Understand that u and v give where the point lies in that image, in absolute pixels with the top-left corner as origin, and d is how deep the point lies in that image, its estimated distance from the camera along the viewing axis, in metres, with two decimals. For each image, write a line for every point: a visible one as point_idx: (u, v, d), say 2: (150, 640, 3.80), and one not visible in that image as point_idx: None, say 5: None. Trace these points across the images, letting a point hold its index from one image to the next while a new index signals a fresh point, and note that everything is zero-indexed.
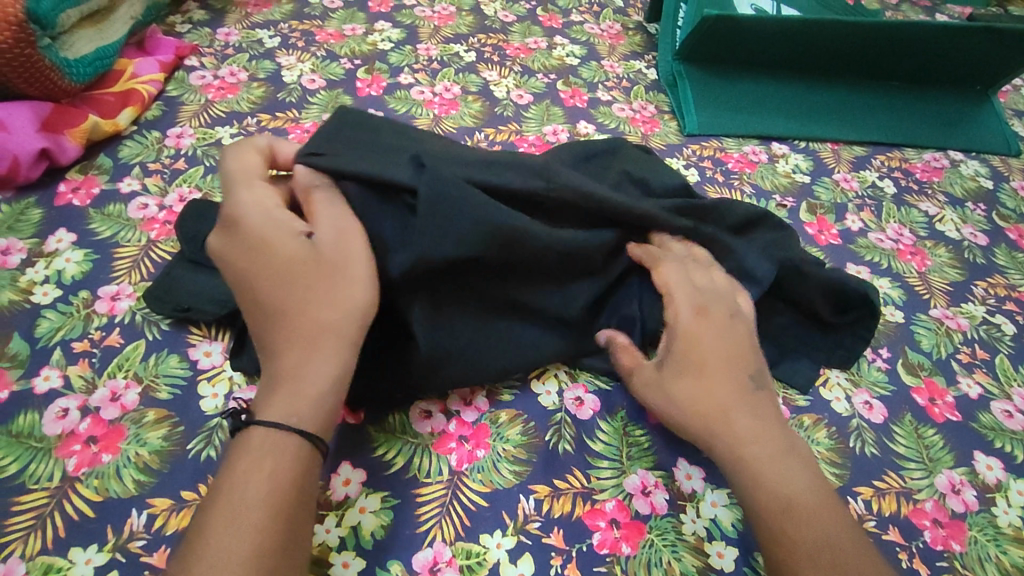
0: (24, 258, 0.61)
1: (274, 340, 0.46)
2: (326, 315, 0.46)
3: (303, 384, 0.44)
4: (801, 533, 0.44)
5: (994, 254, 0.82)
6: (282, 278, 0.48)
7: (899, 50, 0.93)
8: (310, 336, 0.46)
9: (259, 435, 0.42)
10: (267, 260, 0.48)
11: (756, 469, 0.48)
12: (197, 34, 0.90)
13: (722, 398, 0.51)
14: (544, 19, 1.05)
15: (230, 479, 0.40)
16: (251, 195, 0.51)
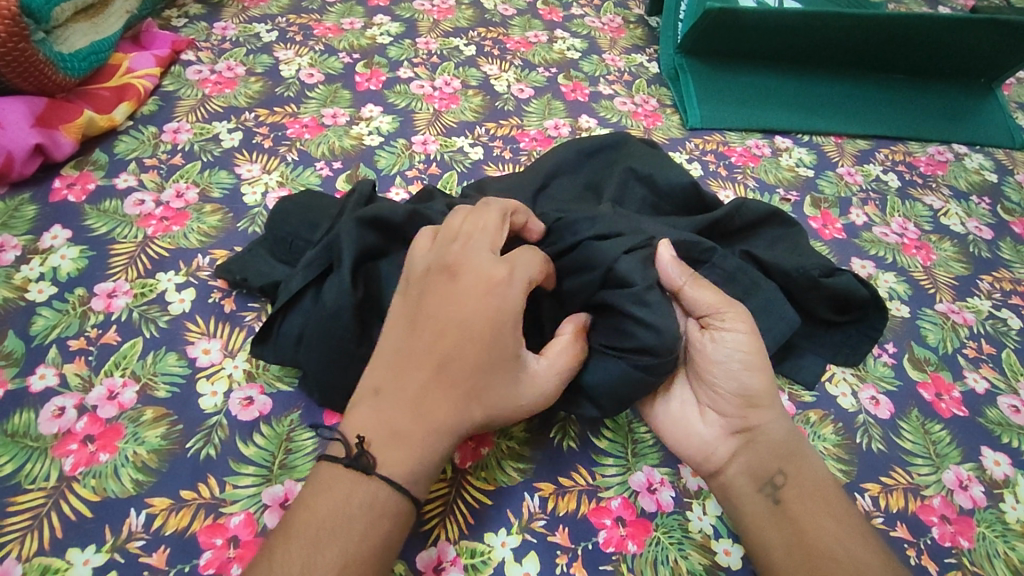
0: (19, 255, 0.60)
1: (424, 394, 0.43)
2: (479, 408, 0.44)
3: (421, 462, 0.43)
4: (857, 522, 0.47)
5: (999, 248, 0.81)
6: (471, 355, 0.44)
7: (904, 42, 0.92)
8: (452, 417, 0.44)
9: (384, 492, 0.41)
10: (461, 322, 0.44)
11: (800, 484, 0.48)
12: (194, 28, 0.89)
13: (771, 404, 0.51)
14: (544, 13, 1.04)
15: (349, 527, 0.39)
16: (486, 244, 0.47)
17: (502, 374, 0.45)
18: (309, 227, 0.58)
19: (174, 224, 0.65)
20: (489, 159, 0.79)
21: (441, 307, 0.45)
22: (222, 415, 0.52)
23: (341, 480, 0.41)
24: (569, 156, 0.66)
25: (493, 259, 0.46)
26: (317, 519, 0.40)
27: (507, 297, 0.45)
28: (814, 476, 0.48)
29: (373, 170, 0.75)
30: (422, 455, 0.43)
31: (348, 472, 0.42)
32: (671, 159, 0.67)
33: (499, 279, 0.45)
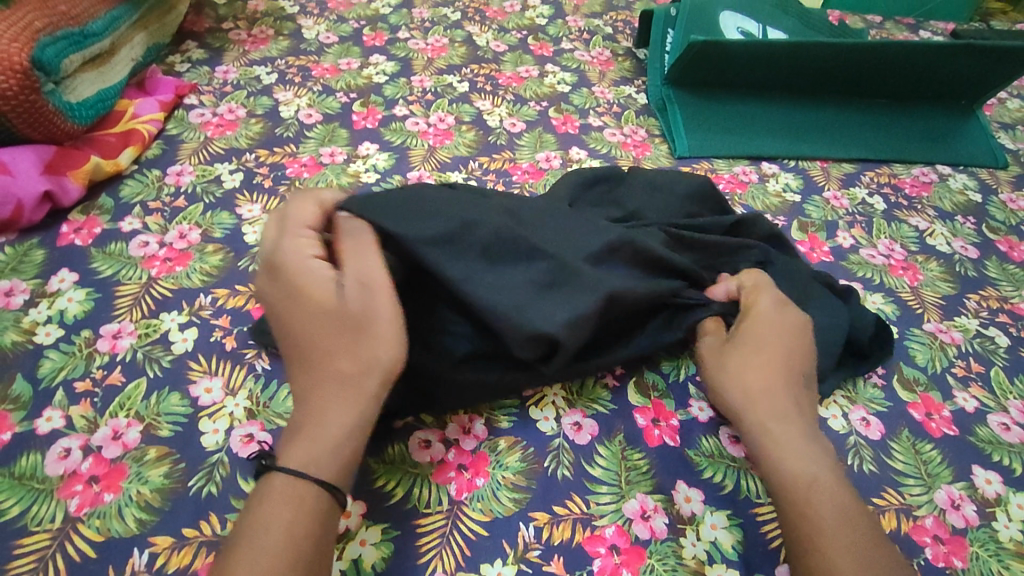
0: (27, 299, 0.62)
1: (302, 376, 0.48)
2: (344, 356, 0.47)
3: (318, 445, 0.44)
4: (824, 507, 0.46)
5: (986, 267, 0.83)
6: (303, 316, 0.49)
7: (884, 69, 0.95)
8: (337, 381, 0.46)
9: (291, 484, 0.42)
10: (285, 298, 0.49)
11: (783, 449, 0.50)
12: (196, 73, 0.92)
13: (776, 375, 0.54)
14: (534, 48, 1.07)
15: (264, 522, 0.40)
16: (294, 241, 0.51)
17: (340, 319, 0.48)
18: None
19: (177, 265, 0.67)
20: (482, 192, 0.81)
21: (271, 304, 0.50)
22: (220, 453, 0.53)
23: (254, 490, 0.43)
24: (577, 183, 0.68)
25: (302, 254, 0.51)
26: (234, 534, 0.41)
27: (287, 268, 0.50)
28: (795, 457, 0.49)
29: None
30: (319, 433, 0.44)
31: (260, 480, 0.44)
32: (676, 180, 0.70)
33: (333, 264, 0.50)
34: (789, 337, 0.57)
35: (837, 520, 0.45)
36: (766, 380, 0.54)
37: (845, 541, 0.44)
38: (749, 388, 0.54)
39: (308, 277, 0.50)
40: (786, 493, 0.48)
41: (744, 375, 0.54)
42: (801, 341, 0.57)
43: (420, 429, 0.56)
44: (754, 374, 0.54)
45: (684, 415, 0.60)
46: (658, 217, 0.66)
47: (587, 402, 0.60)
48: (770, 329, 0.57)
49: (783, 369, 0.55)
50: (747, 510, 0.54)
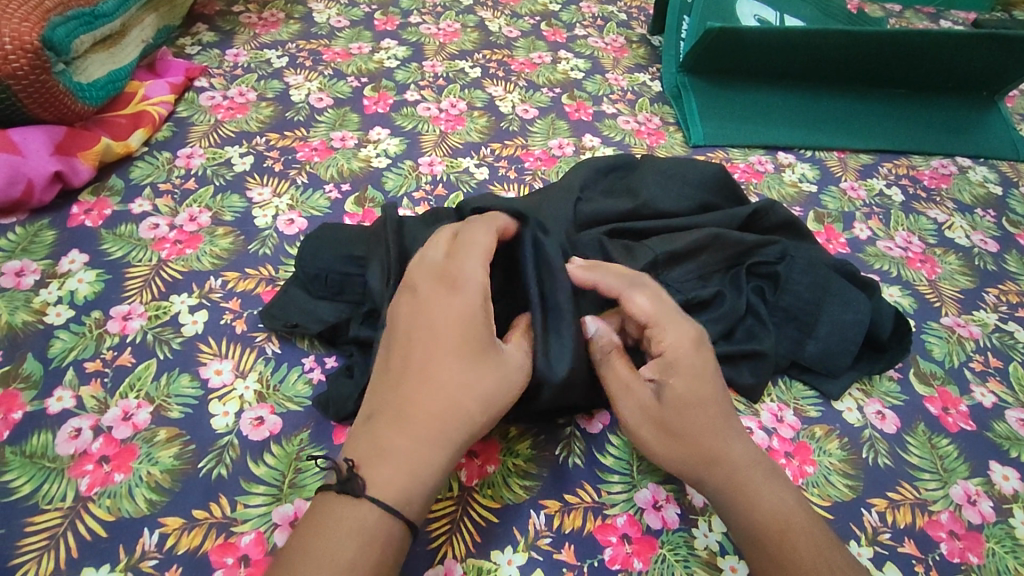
0: (38, 279, 0.62)
1: (418, 397, 0.45)
2: (476, 403, 0.46)
3: (420, 481, 0.43)
4: (799, 551, 0.44)
5: (1006, 260, 0.81)
6: (445, 342, 0.47)
7: (906, 57, 0.93)
8: (452, 423, 0.45)
9: (401, 539, 0.42)
10: (444, 313, 0.48)
11: (743, 506, 0.47)
12: (206, 56, 0.91)
13: (709, 434, 0.49)
14: (547, 34, 1.06)
15: (371, 573, 0.39)
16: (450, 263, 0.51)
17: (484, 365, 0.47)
18: (343, 261, 0.60)
19: (187, 247, 0.67)
20: (494, 178, 0.80)
21: (408, 311, 0.49)
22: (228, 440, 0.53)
23: (364, 514, 0.41)
24: (589, 174, 0.66)
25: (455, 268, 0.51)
26: (335, 562, 0.39)
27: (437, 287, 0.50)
28: (757, 510, 0.46)
29: (381, 191, 0.76)
30: (422, 470, 0.43)
31: (368, 507, 0.41)
32: (693, 165, 0.67)
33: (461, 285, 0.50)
34: (696, 384, 0.50)
35: (815, 564, 0.43)
36: (707, 434, 0.49)
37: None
38: (681, 455, 0.49)
39: (466, 300, 0.49)
40: (761, 549, 0.45)
41: (667, 443, 0.50)
42: (717, 380, 0.52)
43: None
44: (683, 440, 0.49)
45: None
46: (674, 206, 0.64)
47: None
48: (683, 378, 0.50)
49: (719, 413, 0.50)
50: None
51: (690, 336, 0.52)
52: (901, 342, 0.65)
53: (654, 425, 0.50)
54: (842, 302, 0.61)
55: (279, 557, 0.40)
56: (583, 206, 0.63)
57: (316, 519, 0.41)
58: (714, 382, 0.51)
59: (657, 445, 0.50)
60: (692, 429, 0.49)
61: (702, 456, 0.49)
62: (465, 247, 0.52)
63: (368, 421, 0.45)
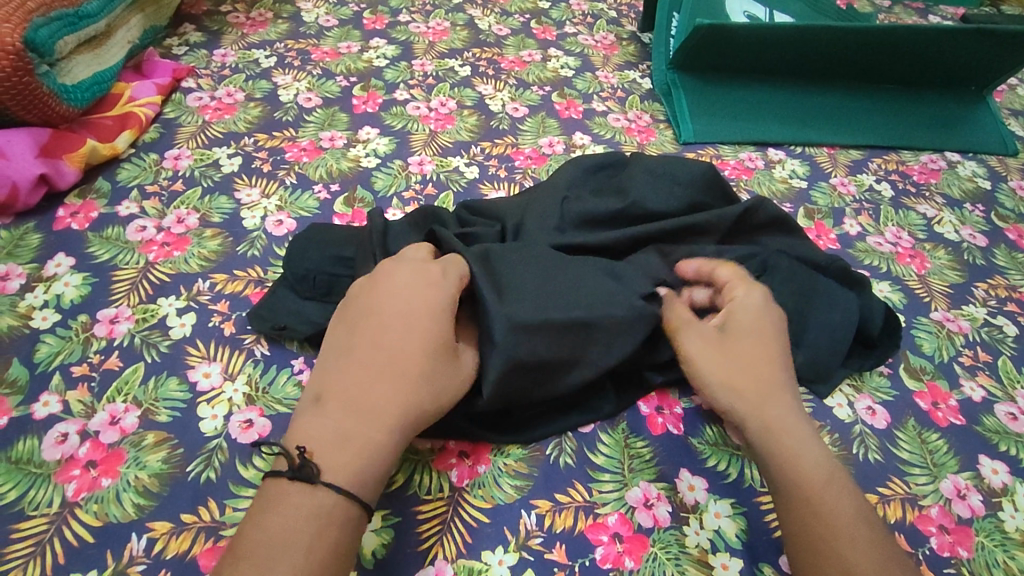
0: (23, 283, 0.62)
1: (375, 383, 0.46)
2: (428, 394, 0.47)
3: (374, 464, 0.43)
4: (840, 504, 0.46)
5: (994, 255, 0.82)
6: (410, 333, 0.48)
7: (894, 53, 0.93)
8: (401, 412, 0.46)
9: (358, 522, 0.42)
10: (417, 305, 0.50)
11: (787, 447, 0.49)
12: (194, 56, 0.91)
13: (767, 374, 0.53)
14: (538, 32, 1.05)
15: (327, 558, 0.39)
16: (410, 263, 0.53)
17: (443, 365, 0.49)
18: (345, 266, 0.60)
19: (175, 249, 0.67)
20: (484, 177, 0.80)
21: (380, 293, 0.51)
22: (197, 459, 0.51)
23: (318, 502, 0.41)
24: (578, 173, 0.66)
25: (423, 261, 0.53)
26: (293, 551, 0.38)
27: (397, 282, 0.51)
28: (800, 457, 0.48)
29: (370, 191, 0.76)
30: (374, 450, 0.44)
31: (324, 493, 0.41)
32: (683, 164, 0.66)
33: (432, 276, 0.52)
34: (756, 330, 0.55)
35: (853, 517, 0.45)
36: (762, 377, 0.53)
37: (865, 544, 0.44)
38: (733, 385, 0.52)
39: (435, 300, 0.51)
40: (799, 495, 0.47)
41: (719, 368, 0.53)
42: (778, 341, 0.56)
43: None
44: (740, 374, 0.53)
45: (687, 403, 0.59)
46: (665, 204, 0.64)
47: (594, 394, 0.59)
48: (750, 317, 0.56)
49: (774, 366, 0.54)
50: (751, 499, 0.54)
51: (762, 297, 0.57)
52: (891, 337, 0.66)
53: (714, 355, 0.54)
54: (830, 301, 0.62)
55: (234, 544, 0.40)
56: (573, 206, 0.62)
57: (268, 508, 0.41)
58: (770, 340, 0.55)
59: (710, 370, 0.53)
60: (751, 369, 0.53)
61: (755, 395, 0.52)
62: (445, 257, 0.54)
63: (315, 408, 0.45)
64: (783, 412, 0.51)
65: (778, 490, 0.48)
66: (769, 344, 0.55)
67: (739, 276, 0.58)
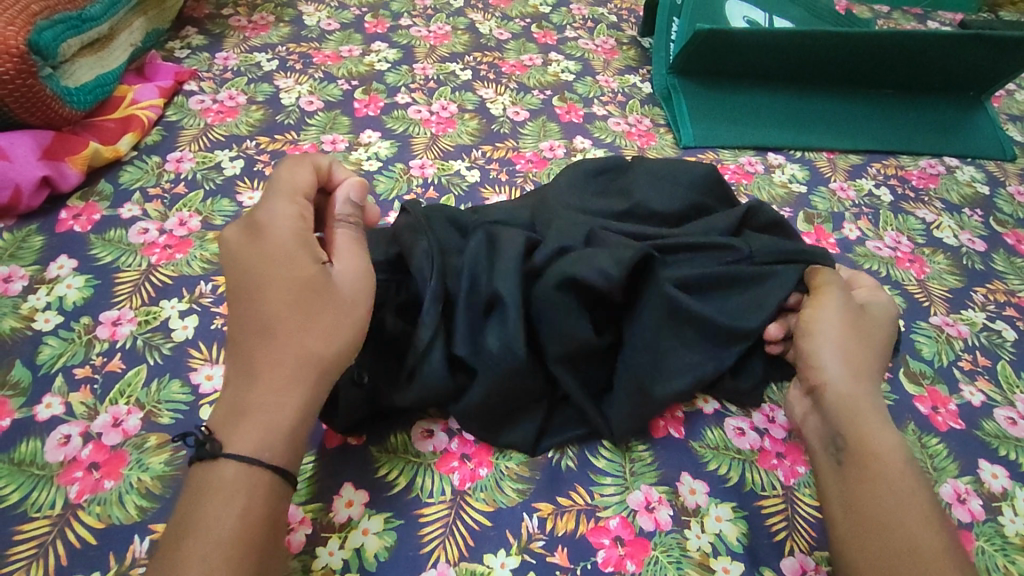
0: (26, 285, 0.62)
1: (257, 348, 0.44)
2: (315, 340, 0.45)
3: (277, 428, 0.42)
4: (912, 484, 0.47)
5: (993, 260, 0.82)
6: (270, 283, 0.45)
7: (892, 58, 0.94)
8: (293, 363, 0.44)
9: (273, 487, 0.42)
10: (279, 264, 0.46)
11: (867, 422, 0.50)
12: (196, 59, 0.91)
13: (873, 357, 0.55)
14: (539, 36, 1.06)
15: (236, 525, 0.39)
16: (281, 208, 0.48)
17: (316, 299, 0.45)
18: None
19: (177, 252, 0.67)
20: (486, 181, 0.80)
21: (252, 256, 0.46)
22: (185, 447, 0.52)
23: (222, 475, 0.41)
24: (579, 177, 0.66)
25: (265, 207, 0.48)
26: (205, 526, 0.39)
27: (268, 234, 0.47)
28: (879, 435, 0.50)
29: (372, 194, 0.76)
30: (273, 415, 0.43)
31: (224, 464, 0.41)
32: (684, 166, 0.66)
33: (293, 228, 0.47)
34: (883, 322, 0.58)
35: (922, 499, 0.46)
36: (863, 359, 0.54)
37: (935, 525, 0.45)
38: (843, 353, 0.53)
39: (307, 249, 0.47)
40: (874, 466, 0.48)
41: (843, 339, 0.54)
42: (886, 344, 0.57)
43: (422, 418, 0.55)
44: (853, 346, 0.54)
45: (689, 407, 0.60)
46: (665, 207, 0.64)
47: None
48: (876, 315, 0.58)
49: (876, 355, 0.55)
50: (752, 502, 0.54)
51: (887, 310, 0.59)
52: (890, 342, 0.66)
53: (847, 328, 0.54)
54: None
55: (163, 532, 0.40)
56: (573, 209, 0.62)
57: (186, 493, 0.41)
58: (884, 341, 0.57)
59: (834, 334, 0.53)
60: (862, 352, 0.54)
61: (854, 372, 0.53)
62: (280, 184, 0.49)
63: (221, 393, 0.44)
64: (869, 394, 0.52)
65: (851, 457, 0.49)
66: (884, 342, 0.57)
67: (878, 286, 0.62)
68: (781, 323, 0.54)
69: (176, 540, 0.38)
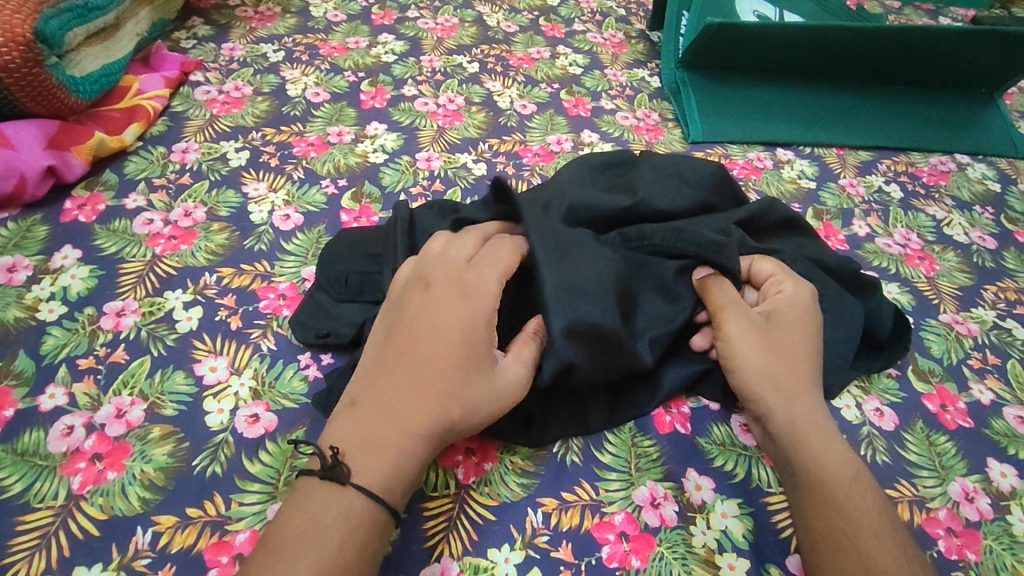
0: (30, 275, 0.62)
1: (400, 394, 0.46)
2: (457, 409, 0.46)
3: (401, 474, 0.44)
4: (862, 501, 0.47)
5: (1004, 258, 0.81)
6: (447, 340, 0.47)
7: (904, 54, 0.93)
8: (430, 421, 0.45)
9: (385, 527, 0.43)
10: (445, 324, 0.48)
11: (814, 442, 0.50)
12: (202, 50, 0.90)
13: (800, 368, 0.54)
14: (546, 29, 1.05)
15: (354, 559, 0.40)
16: (481, 276, 0.51)
17: (477, 373, 0.47)
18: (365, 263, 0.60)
19: (182, 243, 0.67)
20: (493, 174, 0.80)
21: (418, 313, 0.49)
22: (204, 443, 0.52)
23: (349, 500, 0.42)
24: (587, 173, 0.66)
25: (464, 268, 0.51)
26: (324, 545, 0.40)
27: (447, 295, 0.49)
28: (825, 455, 0.50)
29: (378, 186, 0.76)
30: (398, 455, 0.44)
31: (352, 494, 0.42)
32: (691, 164, 0.66)
33: (468, 293, 0.50)
34: (799, 323, 0.56)
35: (874, 514, 0.46)
36: (794, 371, 0.54)
37: (887, 541, 0.45)
38: (767, 376, 0.53)
39: (489, 334, 0.49)
40: (823, 489, 0.48)
41: (759, 356, 0.54)
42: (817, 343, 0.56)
43: None
44: (772, 364, 0.53)
45: (694, 403, 0.59)
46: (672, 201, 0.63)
47: None
48: (793, 310, 0.56)
49: (807, 365, 0.55)
50: (758, 499, 0.53)
51: (809, 296, 0.57)
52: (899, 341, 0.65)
53: (756, 343, 0.54)
54: (835, 317, 0.61)
55: (265, 539, 0.41)
56: (580, 201, 0.62)
57: (305, 502, 0.42)
58: (809, 338, 0.56)
59: (739, 354, 0.54)
60: (788, 365, 0.54)
61: (787, 390, 0.53)
62: (487, 258, 0.52)
63: (344, 416, 0.46)
64: (812, 412, 0.52)
65: (800, 480, 0.49)
66: (807, 341, 0.56)
67: (781, 269, 0.59)
68: (707, 333, 0.57)
69: (291, 549, 0.40)
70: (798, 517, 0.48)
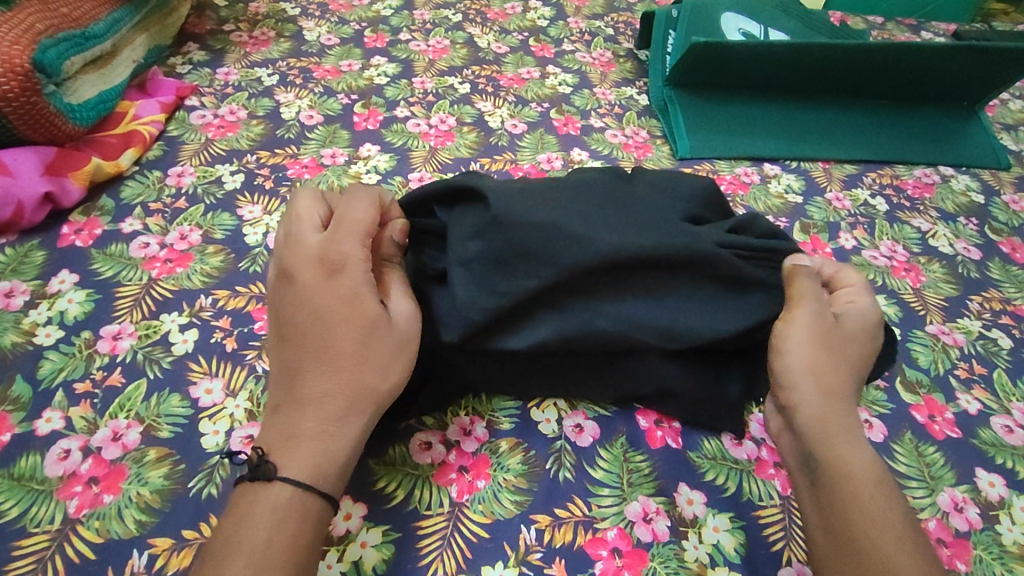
0: (27, 300, 0.62)
1: (304, 382, 0.47)
2: (370, 375, 0.47)
3: (334, 454, 0.45)
4: (880, 505, 0.47)
5: (989, 268, 0.82)
6: (336, 321, 0.48)
7: (885, 70, 0.95)
8: (342, 395, 0.46)
9: (320, 514, 0.43)
10: (328, 301, 0.48)
11: (838, 442, 0.50)
12: (197, 74, 0.92)
13: (847, 376, 0.54)
14: (536, 49, 1.07)
15: (292, 544, 0.41)
16: (346, 245, 0.50)
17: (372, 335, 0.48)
18: None
19: (178, 266, 0.67)
20: None
21: (292, 303, 0.49)
22: (204, 469, 0.53)
23: (274, 496, 0.43)
24: None
25: (322, 245, 0.50)
26: (254, 541, 0.40)
27: (318, 275, 0.49)
28: (848, 456, 0.49)
29: None
30: (331, 440, 0.45)
31: (279, 488, 0.43)
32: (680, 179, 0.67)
33: (337, 266, 0.49)
34: (861, 335, 0.56)
35: (892, 517, 0.46)
36: (841, 373, 0.53)
37: (904, 544, 0.45)
38: (812, 370, 0.52)
39: (369, 291, 0.49)
40: (843, 489, 0.48)
41: (813, 351, 0.53)
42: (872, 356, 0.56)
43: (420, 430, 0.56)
44: (822, 363, 0.53)
45: None
46: None
47: (590, 403, 0.60)
48: (857, 321, 0.56)
49: (854, 370, 0.54)
50: (749, 513, 0.54)
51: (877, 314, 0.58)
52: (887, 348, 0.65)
53: (818, 339, 0.53)
54: None
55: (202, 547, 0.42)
56: None
57: (235, 505, 0.43)
58: (865, 351, 0.56)
59: (798, 346, 0.53)
60: (836, 367, 0.53)
61: (828, 390, 0.52)
62: (345, 222, 0.51)
63: (273, 413, 0.47)
64: (839, 414, 0.52)
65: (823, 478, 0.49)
66: (866, 353, 0.56)
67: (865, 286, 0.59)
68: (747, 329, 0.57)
69: (223, 550, 0.40)
70: (817, 515, 0.48)
